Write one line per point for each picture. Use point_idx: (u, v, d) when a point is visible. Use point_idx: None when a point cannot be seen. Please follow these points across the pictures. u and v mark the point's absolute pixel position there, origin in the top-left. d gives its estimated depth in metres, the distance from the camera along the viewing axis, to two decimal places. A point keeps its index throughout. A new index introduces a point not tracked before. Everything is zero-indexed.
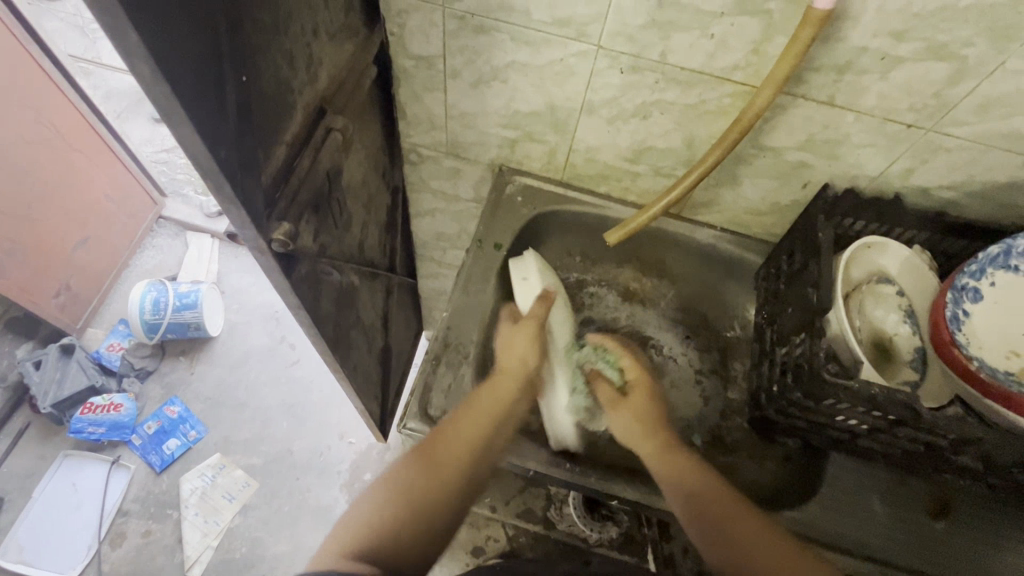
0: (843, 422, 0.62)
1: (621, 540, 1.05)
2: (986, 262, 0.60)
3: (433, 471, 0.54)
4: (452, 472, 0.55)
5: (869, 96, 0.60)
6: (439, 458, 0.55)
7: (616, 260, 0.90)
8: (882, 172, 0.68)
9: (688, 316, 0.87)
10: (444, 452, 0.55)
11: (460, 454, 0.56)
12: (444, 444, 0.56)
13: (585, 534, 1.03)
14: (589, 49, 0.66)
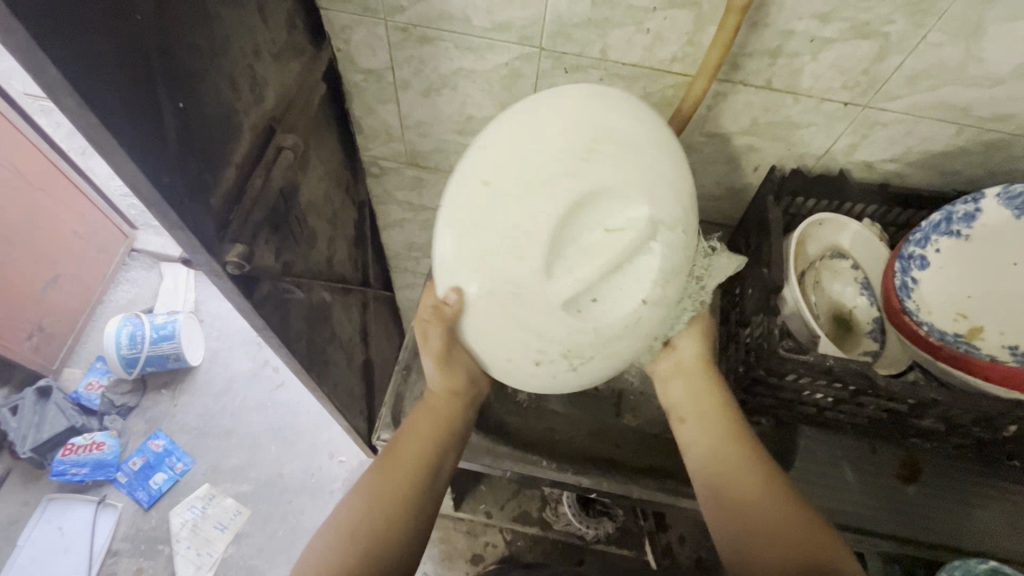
0: (806, 394, 0.63)
1: (618, 534, 1.06)
2: (930, 230, 0.62)
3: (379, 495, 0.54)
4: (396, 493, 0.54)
5: (804, 78, 0.62)
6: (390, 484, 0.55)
7: None
8: (826, 150, 0.70)
9: None
10: (398, 466, 0.56)
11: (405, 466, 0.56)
12: (397, 456, 0.57)
13: (582, 531, 1.04)
14: (531, 51, 0.67)
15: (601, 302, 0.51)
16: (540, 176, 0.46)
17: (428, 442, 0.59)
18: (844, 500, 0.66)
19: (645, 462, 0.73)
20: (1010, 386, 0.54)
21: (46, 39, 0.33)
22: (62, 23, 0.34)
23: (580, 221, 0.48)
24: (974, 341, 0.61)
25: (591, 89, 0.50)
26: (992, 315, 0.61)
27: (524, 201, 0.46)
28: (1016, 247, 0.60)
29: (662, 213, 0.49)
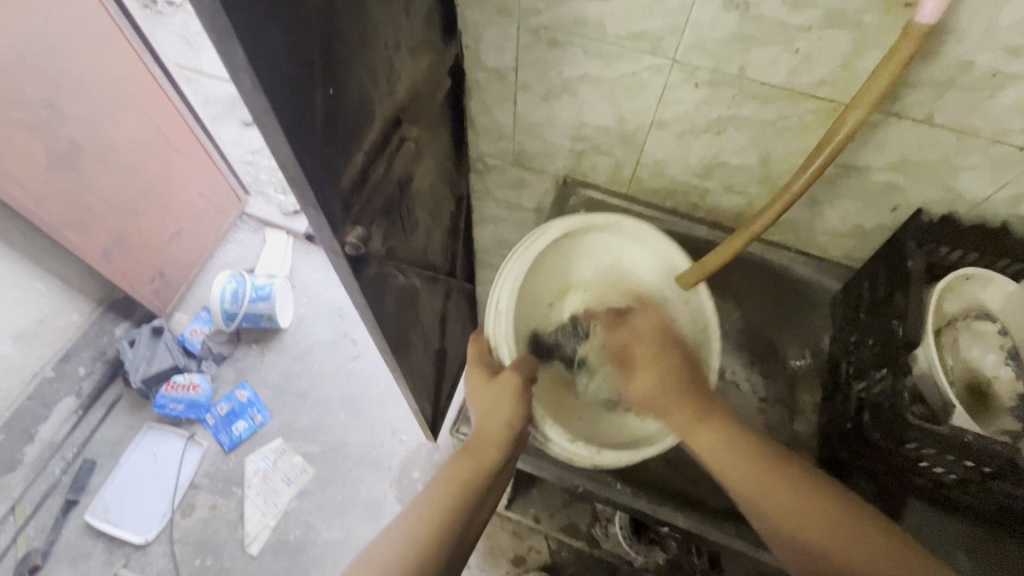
0: (920, 466, 0.57)
1: (666, 567, 1.03)
2: None
3: (433, 511, 0.55)
4: (458, 505, 0.56)
5: (975, 116, 0.55)
6: (451, 500, 0.56)
7: None
8: (985, 198, 0.62)
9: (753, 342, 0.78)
10: (466, 475, 0.58)
11: (465, 479, 0.58)
12: (465, 467, 0.59)
13: (630, 556, 1.03)
14: (662, 63, 0.65)
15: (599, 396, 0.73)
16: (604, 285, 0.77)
17: (490, 447, 0.60)
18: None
19: (721, 504, 0.69)
20: None
21: (237, 21, 0.36)
22: (251, 8, 0.37)
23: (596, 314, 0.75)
24: None
25: (556, 230, 0.69)
26: None
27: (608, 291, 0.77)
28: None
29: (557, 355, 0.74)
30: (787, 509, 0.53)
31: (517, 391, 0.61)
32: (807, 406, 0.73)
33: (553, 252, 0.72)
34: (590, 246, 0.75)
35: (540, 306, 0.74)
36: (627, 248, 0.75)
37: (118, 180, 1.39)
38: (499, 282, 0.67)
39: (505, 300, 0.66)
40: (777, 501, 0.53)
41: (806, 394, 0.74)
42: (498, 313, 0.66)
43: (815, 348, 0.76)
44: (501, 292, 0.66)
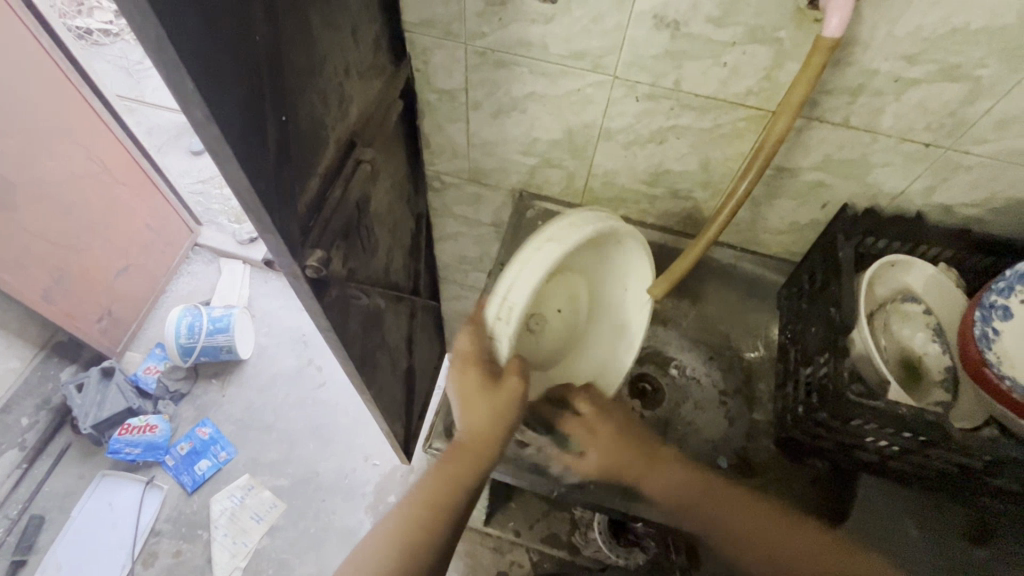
0: (868, 443, 0.61)
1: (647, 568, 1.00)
2: (1015, 279, 0.58)
3: (423, 511, 0.58)
4: (457, 494, 0.59)
5: (885, 117, 0.61)
6: (442, 501, 0.59)
7: None
8: (902, 190, 0.68)
9: (710, 337, 0.82)
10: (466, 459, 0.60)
11: (464, 474, 0.59)
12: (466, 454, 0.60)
13: (611, 560, 1.01)
14: (604, 79, 0.68)
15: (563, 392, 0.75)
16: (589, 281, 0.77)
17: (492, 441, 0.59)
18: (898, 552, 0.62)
19: None
20: None
21: (186, 54, 0.36)
22: (198, 40, 0.38)
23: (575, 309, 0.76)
24: None
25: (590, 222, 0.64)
26: None
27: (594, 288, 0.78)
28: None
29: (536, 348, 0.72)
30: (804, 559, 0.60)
31: (510, 402, 0.58)
32: (763, 395, 0.76)
33: (553, 241, 0.60)
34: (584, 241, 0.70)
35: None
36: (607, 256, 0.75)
37: (58, 217, 1.33)
38: (517, 270, 0.59)
39: (518, 298, 0.57)
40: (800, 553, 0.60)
41: (762, 384, 0.77)
42: (510, 310, 0.58)
43: (766, 340, 0.81)
44: (513, 286, 0.58)
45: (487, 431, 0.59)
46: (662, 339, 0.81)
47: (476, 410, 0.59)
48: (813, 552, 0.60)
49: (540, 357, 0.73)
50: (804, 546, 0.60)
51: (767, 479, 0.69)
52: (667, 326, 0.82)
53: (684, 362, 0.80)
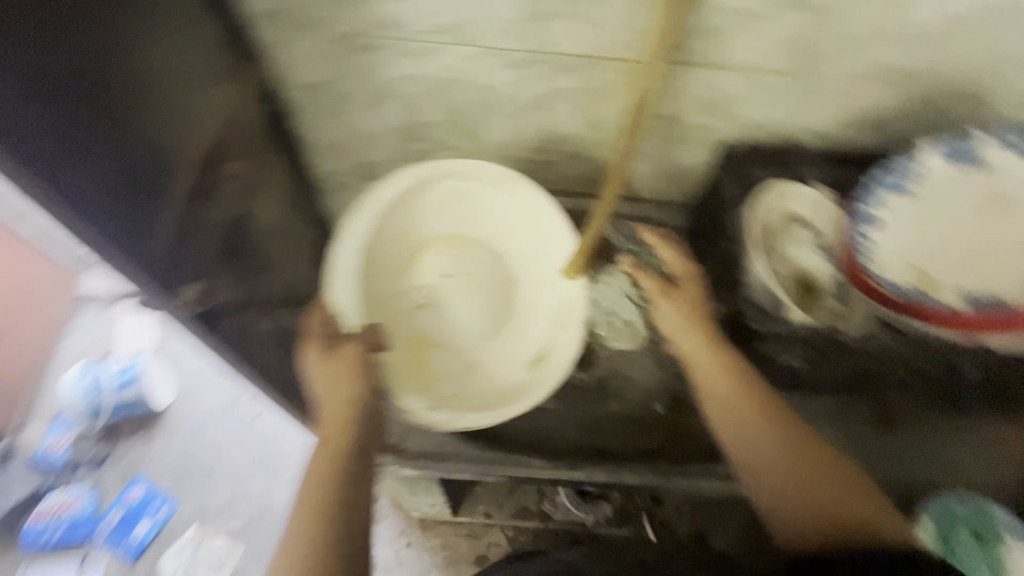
0: (784, 368, 0.66)
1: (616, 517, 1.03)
2: (877, 187, 0.63)
3: (319, 510, 0.56)
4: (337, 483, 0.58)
5: (747, 53, 0.63)
6: (325, 494, 0.57)
7: None
8: (775, 121, 0.72)
9: None
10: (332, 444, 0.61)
11: (336, 463, 0.60)
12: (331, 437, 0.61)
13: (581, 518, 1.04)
14: (475, 52, 0.66)
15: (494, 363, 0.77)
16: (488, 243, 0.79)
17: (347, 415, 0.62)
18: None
19: (640, 447, 0.76)
20: (971, 327, 0.57)
21: None
22: None
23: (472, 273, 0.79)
24: (929, 292, 0.60)
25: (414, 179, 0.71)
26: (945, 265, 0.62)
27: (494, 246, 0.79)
28: (958, 199, 0.63)
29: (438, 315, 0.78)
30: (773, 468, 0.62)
31: (354, 367, 0.64)
32: None
33: (370, 208, 0.70)
34: (435, 205, 0.76)
35: (394, 269, 0.77)
36: (473, 200, 0.76)
37: None
38: (341, 244, 0.69)
39: (344, 262, 0.68)
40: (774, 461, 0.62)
41: None
42: (334, 273, 0.68)
43: None
44: (344, 248, 0.69)
45: (338, 410, 0.62)
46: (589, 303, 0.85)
47: (328, 395, 0.63)
48: (808, 462, 0.61)
49: (448, 331, 0.78)
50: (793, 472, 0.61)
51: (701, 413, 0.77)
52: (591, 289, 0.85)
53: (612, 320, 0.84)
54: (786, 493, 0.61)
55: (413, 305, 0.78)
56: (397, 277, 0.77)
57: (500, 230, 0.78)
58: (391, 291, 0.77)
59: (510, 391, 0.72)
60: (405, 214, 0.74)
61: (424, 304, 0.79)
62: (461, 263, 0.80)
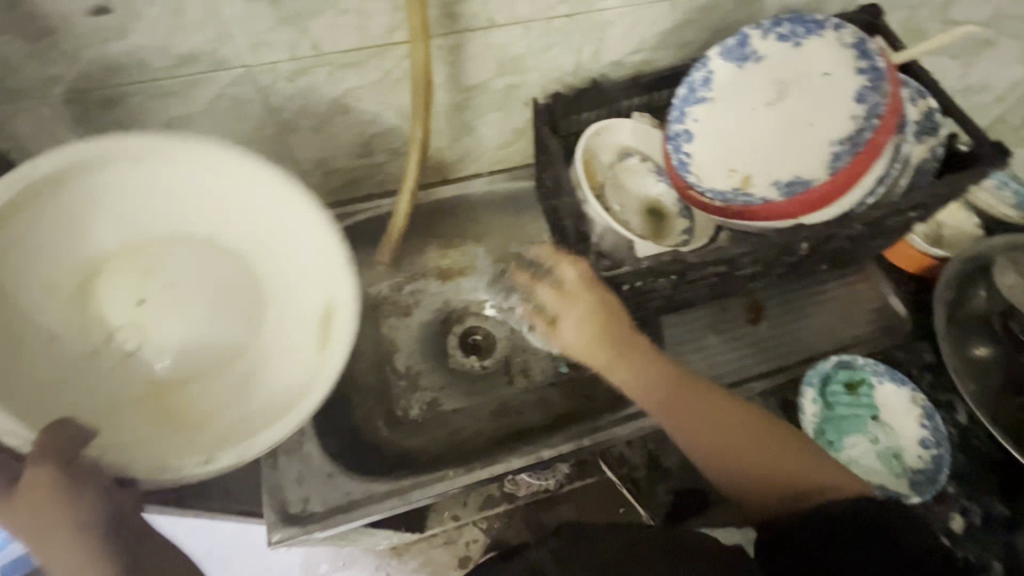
0: (652, 302, 0.68)
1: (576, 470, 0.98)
2: (682, 104, 0.68)
3: None
4: None
5: (520, 4, 0.61)
6: None
7: (418, 247, 0.82)
8: (577, 64, 0.71)
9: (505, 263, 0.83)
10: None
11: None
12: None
13: (545, 485, 0.99)
14: (239, 72, 0.59)
15: (274, 377, 0.53)
16: (215, 214, 0.55)
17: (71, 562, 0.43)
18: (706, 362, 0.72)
19: (553, 417, 0.77)
20: (786, 215, 0.63)
21: None
22: None
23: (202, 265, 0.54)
24: (748, 189, 0.67)
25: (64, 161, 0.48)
26: (757, 162, 0.67)
27: (232, 213, 0.55)
28: (753, 92, 0.67)
29: (165, 340, 0.52)
30: (714, 445, 0.55)
31: (70, 490, 0.42)
32: None
33: (53, 208, 0.49)
34: (122, 193, 0.52)
35: (60, 304, 0.51)
36: (226, 180, 0.53)
37: None
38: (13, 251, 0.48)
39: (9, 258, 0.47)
40: (711, 438, 0.55)
41: None
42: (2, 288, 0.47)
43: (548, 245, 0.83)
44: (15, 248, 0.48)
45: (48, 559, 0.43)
46: (467, 289, 0.82)
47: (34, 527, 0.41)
48: (746, 435, 0.55)
49: (191, 359, 0.53)
50: (732, 436, 0.55)
51: None
52: (465, 276, 0.82)
53: (493, 299, 0.82)
54: (729, 473, 0.55)
55: (111, 350, 0.51)
56: (72, 319, 0.51)
57: (211, 199, 0.54)
58: (88, 313, 0.52)
59: (250, 411, 0.51)
60: (134, 184, 0.52)
61: (127, 349, 0.52)
62: (146, 266, 0.53)
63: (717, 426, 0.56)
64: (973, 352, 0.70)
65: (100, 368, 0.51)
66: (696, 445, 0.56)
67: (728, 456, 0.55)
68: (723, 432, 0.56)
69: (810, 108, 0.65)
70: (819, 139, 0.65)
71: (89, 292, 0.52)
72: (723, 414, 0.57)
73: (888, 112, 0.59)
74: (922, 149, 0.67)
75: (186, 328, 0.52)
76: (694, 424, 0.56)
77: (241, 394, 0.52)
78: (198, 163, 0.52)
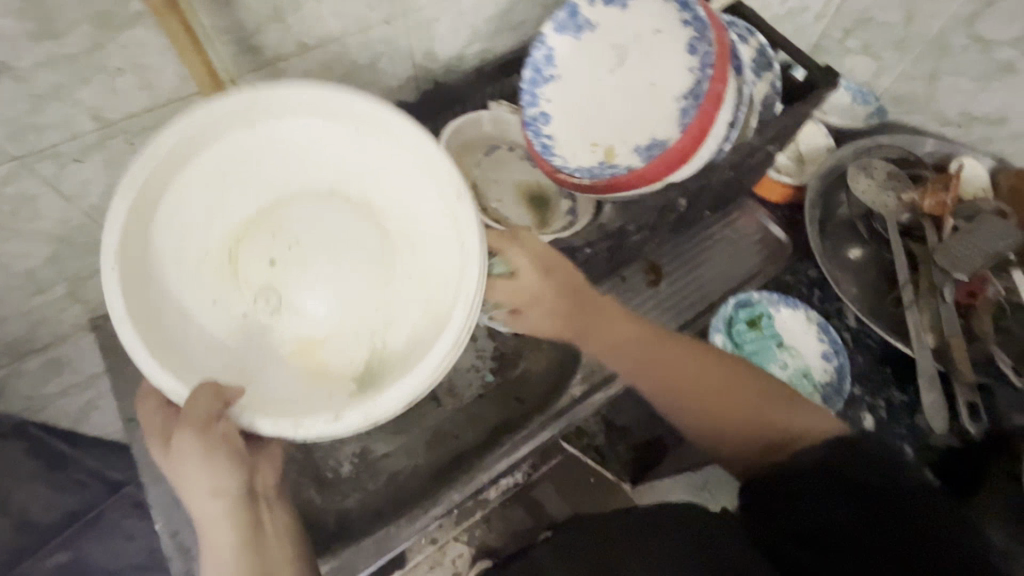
0: None
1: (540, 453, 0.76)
2: (531, 87, 0.65)
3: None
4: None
5: (329, 22, 0.55)
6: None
7: None
8: (413, 68, 0.67)
9: None
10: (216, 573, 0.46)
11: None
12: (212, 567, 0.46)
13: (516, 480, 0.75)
14: (9, 167, 0.49)
15: (391, 326, 0.48)
16: (307, 164, 0.48)
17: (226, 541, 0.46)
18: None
19: (488, 430, 0.74)
20: (649, 179, 0.59)
21: None
22: None
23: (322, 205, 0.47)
24: (613, 161, 0.64)
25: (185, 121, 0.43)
26: (614, 130, 0.65)
27: (304, 178, 0.48)
28: (595, 63, 0.65)
29: (293, 299, 0.45)
30: (677, 381, 0.57)
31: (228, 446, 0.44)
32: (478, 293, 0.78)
33: (173, 193, 0.45)
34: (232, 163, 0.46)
35: (208, 279, 0.47)
36: (300, 134, 0.47)
37: None
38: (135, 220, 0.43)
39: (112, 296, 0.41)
40: (683, 376, 0.57)
41: None
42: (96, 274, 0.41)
43: None
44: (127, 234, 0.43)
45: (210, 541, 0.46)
46: None
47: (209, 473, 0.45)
48: (718, 374, 0.57)
49: (310, 324, 0.46)
50: (707, 374, 0.57)
51: (524, 360, 0.77)
52: None
53: None
54: (686, 413, 0.56)
55: (270, 306, 0.46)
56: (223, 280, 0.47)
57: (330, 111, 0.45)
58: (239, 266, 0.46)
59: (433, 305, 0.47)
60: (248, 161, 0.47)
61: (269, 312, 0.46)
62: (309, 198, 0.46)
63: (689, 365, 0.58)
64: (846, 256, 0.74)
65: (265, 332, 0.47)
66: (665, 383, 0.57)
67: (698, 394, 0.56)
68: (690, 372, 0.57)
69: (648, 66, 0.64)
70: (664, 96, 0.63)
71: (233, 261, 0.47)
72: (694, 357, 0.58)
73: (718, 62, 0.57)
74: (763, 86, 0.68)
75: (323, 297, 0.46)
76: (668, 363, 0.58)
77: (349, 367, 0.47)
78: (335, 117, 0.46)
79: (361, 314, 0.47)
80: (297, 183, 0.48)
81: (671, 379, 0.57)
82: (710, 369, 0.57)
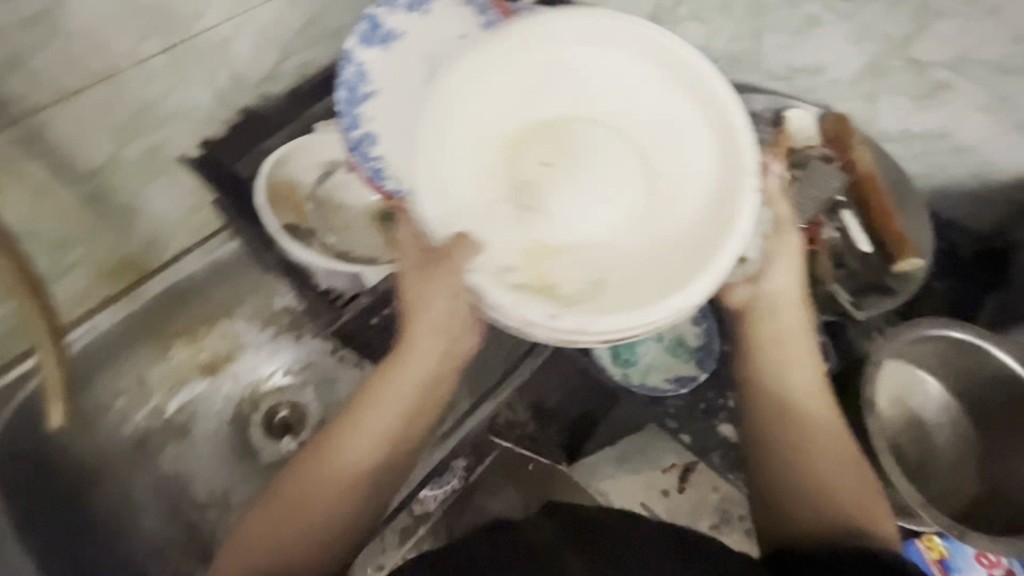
0: None
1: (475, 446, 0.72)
2: (348, 106, 0.58)
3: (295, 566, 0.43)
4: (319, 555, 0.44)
5: (88, 61, 0.51)
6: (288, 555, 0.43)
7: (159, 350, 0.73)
8: (220, 96, 0.62)
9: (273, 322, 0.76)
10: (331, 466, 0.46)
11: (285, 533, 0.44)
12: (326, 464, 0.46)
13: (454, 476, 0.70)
14: None
15: (581, 251, 0.44)
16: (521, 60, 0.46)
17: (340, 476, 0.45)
18: (497, 355, 0.71)
19: None
20: None
21: None
22: None
23: (545, 138, 0.46)
24: None
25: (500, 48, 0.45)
26: None
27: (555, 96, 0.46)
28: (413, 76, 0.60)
29: (510, 199, 0.45)
30: (801, 452, 0.47)
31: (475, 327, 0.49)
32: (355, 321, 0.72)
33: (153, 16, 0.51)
34: (488, 64, 0.45)
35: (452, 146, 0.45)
36: (570, 38, 0.46)
37: None
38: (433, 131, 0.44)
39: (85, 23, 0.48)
40: (806, 433, 0.48)
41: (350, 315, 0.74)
42: None
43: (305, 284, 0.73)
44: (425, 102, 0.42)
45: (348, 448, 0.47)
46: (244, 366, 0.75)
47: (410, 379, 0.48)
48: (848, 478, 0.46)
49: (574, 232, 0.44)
50: (824, 459, 0.47)
51: None
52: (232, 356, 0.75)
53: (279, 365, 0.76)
54: (780, 492, 0.47)
55: (511, 211, 0.45)
56: (471, 161, 0.45)
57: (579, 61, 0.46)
58: (488, 169, 0.46)
59: (605, 271, 0.44)
60: (495, 62, 0.45)
61: (514, 218, 0.44)
62: (550, 142, 0.45)
63: (829, 446, 0.47)
64: None
65: (499, 217, 0.45)
66: (789, 454, 0.48)
67: (806, 474, 0.46)
68: (822, 451, 0.47)
69: None
70: None
71: (508, 148, 0.46)
72: (858, 465, 0.47)
73: None
74: None
75: (594, 211, 0.44)
76: (811, 427, 0.48)
77: (578, 291, 0.43)
78: (573, 43, 0.46)
79: (599, 256, 0.44)
80: (526, 117, 0.46)
81: (794, 420, 0.49)
82: (847, 468, 0.46)
